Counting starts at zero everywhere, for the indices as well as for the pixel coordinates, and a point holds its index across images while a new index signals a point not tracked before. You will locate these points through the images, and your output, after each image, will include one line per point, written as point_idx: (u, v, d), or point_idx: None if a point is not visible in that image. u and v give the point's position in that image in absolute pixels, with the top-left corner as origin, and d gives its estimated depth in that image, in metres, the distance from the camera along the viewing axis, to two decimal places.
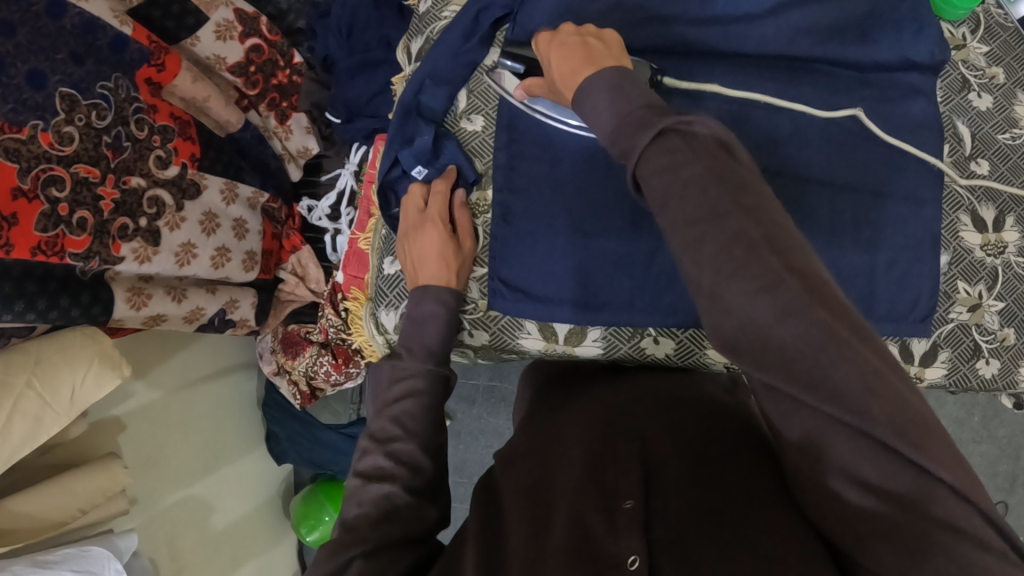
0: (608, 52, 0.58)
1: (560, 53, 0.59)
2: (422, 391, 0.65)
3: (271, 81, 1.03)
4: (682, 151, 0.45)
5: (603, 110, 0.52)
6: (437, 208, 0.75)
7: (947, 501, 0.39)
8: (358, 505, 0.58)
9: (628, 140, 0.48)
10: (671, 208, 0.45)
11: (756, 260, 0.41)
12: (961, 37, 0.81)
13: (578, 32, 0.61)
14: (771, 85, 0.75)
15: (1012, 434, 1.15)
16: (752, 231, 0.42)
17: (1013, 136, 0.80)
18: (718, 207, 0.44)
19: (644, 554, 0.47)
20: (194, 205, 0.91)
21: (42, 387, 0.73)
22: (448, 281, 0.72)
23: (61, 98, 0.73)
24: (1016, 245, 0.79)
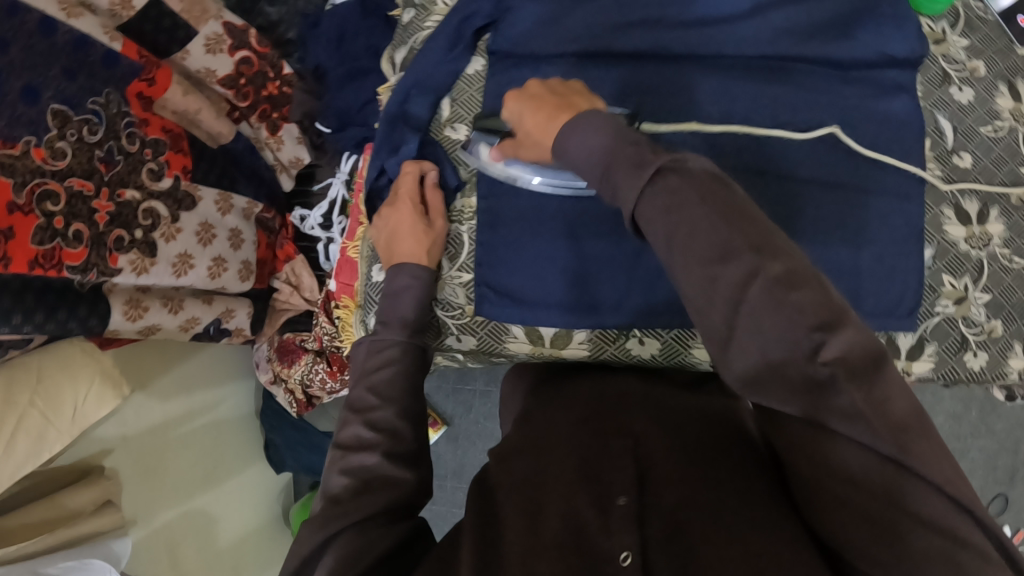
0: (581, 100, 0.59)
1: (531, 105, 0.60)
2: (398, 360, 0.67)
3: (262, 93, 1.03)
4: (685, 191, 0.46)
5: (596, 151, 0.52)
6: (406, 189, 0.76)
7: (931, 502, 0.40)
8: (341, 474, 0.59)
9: (621, 181, 0.49)
10: (679, 247, 0.46)
11: (774, 296, 0.42)
12: (940, 32, 0.82)
13: (544, 86, 0.61)
14: (751, 85, 0.76)
15: (1010, 428, 1.15)
16: (768, 268, 0.43)
17: (994, 129, 0.81)
18: (732, 245, 0.44)
19: (636, 550, 0.48)
20: (190, 216, 0.92)
21: (45, 405, 0.75)
22: (418, 258, 0.73)
23: (53, 114, 0.75)
24: (1001, 237, 0.79)
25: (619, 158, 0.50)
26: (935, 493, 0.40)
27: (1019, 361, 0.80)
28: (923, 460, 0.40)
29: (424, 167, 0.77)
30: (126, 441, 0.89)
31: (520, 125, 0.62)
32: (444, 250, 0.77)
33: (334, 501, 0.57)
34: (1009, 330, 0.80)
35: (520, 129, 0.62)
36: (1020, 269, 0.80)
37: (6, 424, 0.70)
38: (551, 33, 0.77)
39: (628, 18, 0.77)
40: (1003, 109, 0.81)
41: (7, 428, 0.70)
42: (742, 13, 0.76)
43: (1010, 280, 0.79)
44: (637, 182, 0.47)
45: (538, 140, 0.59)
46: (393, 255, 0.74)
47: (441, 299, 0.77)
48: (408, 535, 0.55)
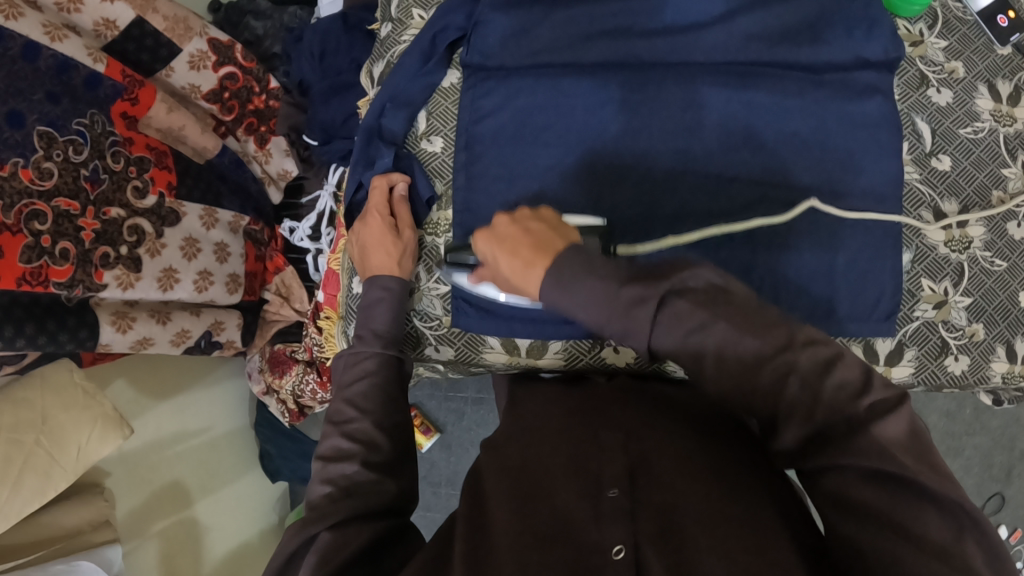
0: (560, 238, 0.57)
1: (502, 248, 0.59)
2: (374, 372, 0.66)
3: (247, 107, 1.07)
4: (698, 313, 0.50)
5: (590, 292, 0.53)
6: (376, 204, 0.77)
7: (934, 524, 0.42)
8: (321, 485, 0.59)
9: (629, 319, 0.52)
10: (711, 364, 0.50)
11: (811, 386, 0.46)
12: (918, 33, 0.81)
13: (516, 227, 0.59)
14: (723, 91, 0.76)
15: (1006, 426, 1.14)
16: (800, 363, 0.47)
17: (974, 130, 0.80)
18: (763, 353, 0.48)
19: (629, 544, 0.49)
20: (174, 232, 0.94)
21: (50, 446, 0.76)
22: (392, 271, 0.73)
23: (39, 135, 0.76)
24: (982, 240, 0.79)
25: (613, 302, 0.52)
26: (942, 519, 0.42)
27: (1002, 364, 0.79)
28: (931, 477, 0.42)
29: (393, 179, 0.78)
30: (121, 454, 0.91)
31: (495, 267, 0.61)
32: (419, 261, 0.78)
33: (310, 510, 0.58)
34: (992, 333, 0.79)
35: (495, 269, 0.61)
36: (1003, 272, 0.79)
37: (11, 467, 0.72)
38: (522, 47, 0.77)
39: (598, 28, 0.77)
40: (984, 109, 0.81)
41: (12, 469, 0.72)
42: (711, 20, 0.77)
43: (992, 283, 0.79)
44: (646, 319, 0.52)
45: (515, 285, 0.59)
46: (367, 265, 0.75)
47: (419, 310, 0.79)
48: (387, 532, 0.56)
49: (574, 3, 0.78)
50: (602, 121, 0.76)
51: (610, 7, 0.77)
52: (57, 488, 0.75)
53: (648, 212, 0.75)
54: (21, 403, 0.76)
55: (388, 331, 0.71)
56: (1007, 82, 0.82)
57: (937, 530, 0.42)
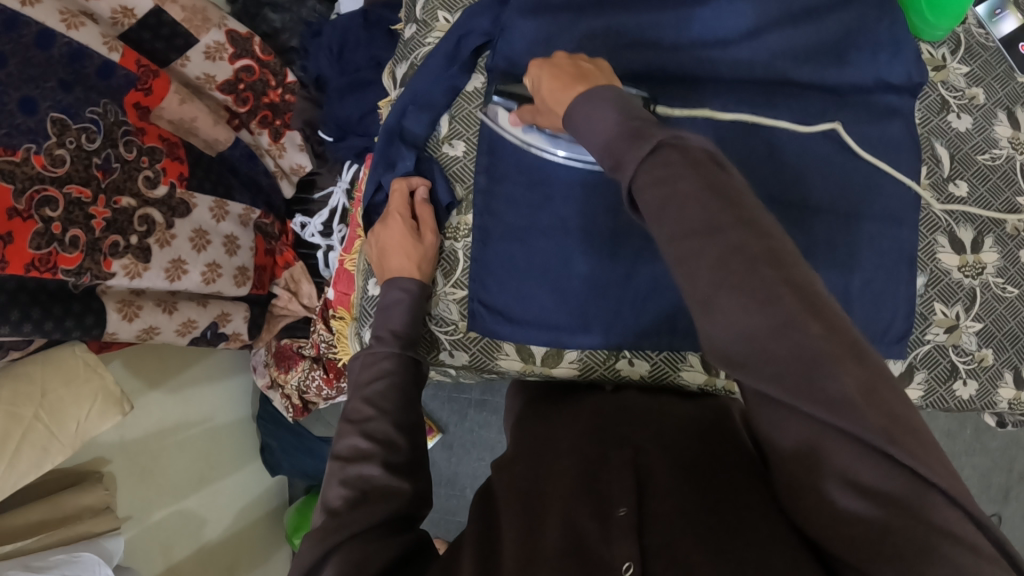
0: (598, 72, 0.58)
1: (549, 73, 0.59)
2: (392, 373, 0.67)
3: (262, 100, 1.06)
4: (677, 165, 0.45)
5: (599, 124, 0.51)
6: (395, 205, 0.77)
7: (935, 505, 0.38)
8: (340, 482, 0.59)
9: (621, 154, 0.48)
10: (670, 218, 0.44)
11: (757, 270, 0.41)
12: (940, 58, 0.81)
13: (569, 60, 0.60)
14: (749, 108, 0.76)
15: (1005, 447, 1.15)
16: (753, 243, 0.42)
17: (992, 157, 0.81)
18: (715, 221, 0.43)
19: (637, 560, 0.48)
20: (183, 223, 0.93)
21: (49, 420, 0.75)
22: (412, 271, 0.74)
23: (52, 123, 0.76)
24: (994, 266, 0.79)
25: (620, 134, 0.49)
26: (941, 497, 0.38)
27: (1009, 390, 0.80)
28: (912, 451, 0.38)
29: (413, 183, 0.79)
30: (122, 441, 0.91)
31: (539, 93, 0.61)
32: (438, 265, 0.79)
33: (330, 512, 0.58)
34: (1000, 358, 0.80)
35: (539, 96, 0.61)
36: (1014, 299, 0.80)
37: (9, 440, 0.71)
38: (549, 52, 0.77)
39: (627, 38, 0.76)
40: (1002, 136, 0.81)
41: (10, 443, 0.72)
42: (739, 36, 0.76)
43: (1003, 309, 0.79)
44: (635, 154, 0.47)
45: (552, 107, 0.58)
46: (385, 267, 0.75)
47: (435, 315, 0.79)
48: (413, 544, 0.56)
49: (603, 13, 0.77)
50: None
51: (638, 18, 0.76)
52: (55, 461, 0.74)
53: None
54: (24, 373, 0.77)
55: (405, 331, 0.71)
56: None
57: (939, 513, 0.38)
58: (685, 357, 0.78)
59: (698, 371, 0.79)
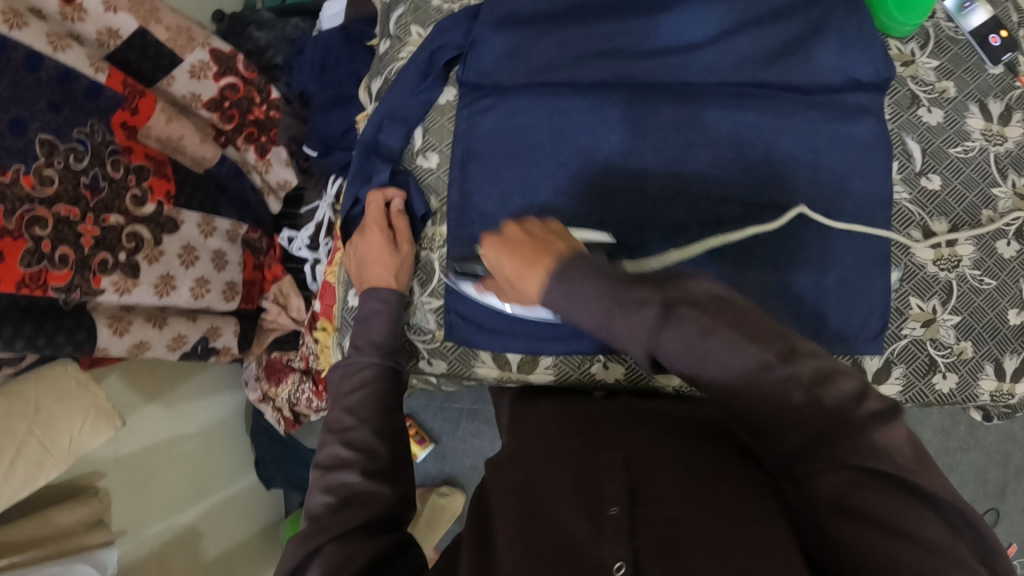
0: (559, 240, 0.57)
1: (508, 256, 0.58)
2: (372, 380, 0.67)
3: (248, 117, 1.07)
4: (700, 322, 0.48)
5: (577, 301, 0.53)
6: (373, 217, 0.78)
7: (931, 526, 0.44)
8: (324, 491, 0.60)
9: (628, 325, 0.51)
10: (712, 370, 0.48)
11: (813, 393, 0.46)
12: (909, 53, 0.82)
13: (522, 231, 0.59)
14: (718, 111, 0.77)
15: (1000, 442, 1.15)
16: (802, 370, 0.47)
17: (964, 150, 0.80)
18: (762, 363, 0.47)
19: (630, 559, 0.49)
20: (171, 239, 0.95)
21: (43, 435, 0.76)
22: (389, 283, 0.74)
23: (41, 143, 0.78)
24: (971, 258, 0.79)
25: (615, 303, 0.51)
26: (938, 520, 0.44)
27: (991, 382, 0.80)
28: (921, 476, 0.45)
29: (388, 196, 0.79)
30: (117, 457, 0.93)
31: (500, 273, 0.60)
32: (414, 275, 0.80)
33: (313, 518, 0.59)
34: (980, 351, 0.79)
35: (500, 274, 0.60)
36: (992, 290, 0.79)
37: (5, 454, 0.72)
38: (520, 63, 0.79)
39: (598, 47, 0.78)
40: (974, 129, 0.81)
41: (6, 457, 0.72)
42: (705, 40, 0.78)
43: (982, 301, 0.79)
44: (647, 323, 0.50)
45: (519, 292, 0.58)
46: (364, 279, 0.76)
47: (413, 324, 0.80)
48: (395, 544, 0.57)
49: (569, 23, 0.79)
50: (596, 135, 0.77)
51: (606, 28, 0.78)
52: (49, 475, 0.75)
53: (642, 227, 0.76)
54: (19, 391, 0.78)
55: (386, 340, 0.71)
56: (998, 101, 0.82)
57: (938, 535, 0.44)
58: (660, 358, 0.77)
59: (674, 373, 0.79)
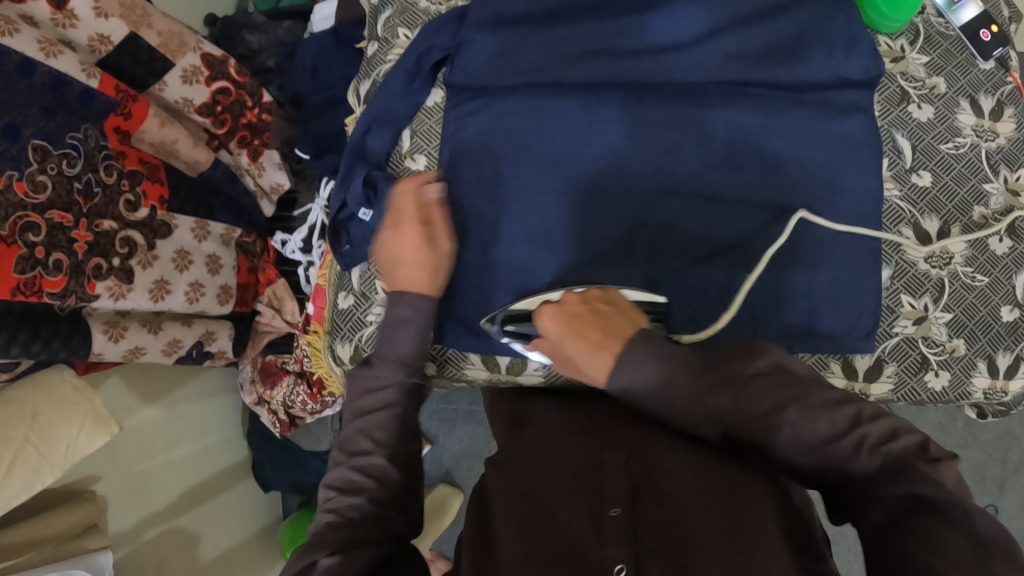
0: (621, 325, 0.62)
1: (571, 330, 0.63)
2: (394, 402, 0.64)
3: (240, 121, 1.06)
4: (768, 397, 0.52)
5: (642, 381, 0.57)
6: (409, 209, 0.73)
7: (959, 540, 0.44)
8: (325, 512, 0.60)
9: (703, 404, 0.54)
10: (790, 442, 0.52)
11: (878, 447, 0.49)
12: (899, 49, 0.81)
13: (580, 306, 0.65)
14: (706, 110, 0.76)
15: (998, 438, 1.14)
16: (870, 429, 0.50)
17: (955, 145, 0.80)
18: (833, 429, 0.51)
19: (630, 563, 0.50)
20: (165, 244, 0.95)
21: (39, 441, 0.76)
22: (423, 285, 0.69)
23: (33, 149, 0.77)
24: (962, 255, 0.79)
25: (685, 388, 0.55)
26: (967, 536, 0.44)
27: (983, 379, 0.79)
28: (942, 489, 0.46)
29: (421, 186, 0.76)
30: (114, 461, 0.93)
31: (561, 347, 0.64)
32: None
33: (315, 530, 0.60)
34: (973, 348, 0.79)
35: (560, 349, 0.65)
36: (984, 287, 0.79)
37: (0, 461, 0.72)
38: (508, 64, 0.79)
39: (584, 47, 0.78)
40: (965, 125, 0.81)
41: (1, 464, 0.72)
42: (692, 39, 0.78)
43: (974, 298, 0.79)
44: (722, 405, 0.54)
45: (583, 370, 0.62)
46: (392, 278, 0.70)
47: None
48: (393, 552, 0.58)
49: (556, 24, 0.79)
50: (583, 136, 0.77)
51: (592, 28, 0.78)
52: (46, 481, 0.75)
53: (632, 228, 0.76)
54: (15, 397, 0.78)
55: (413, 356, 0.66)
56: (989, 96, 0.82)
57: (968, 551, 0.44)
58: None
59: None
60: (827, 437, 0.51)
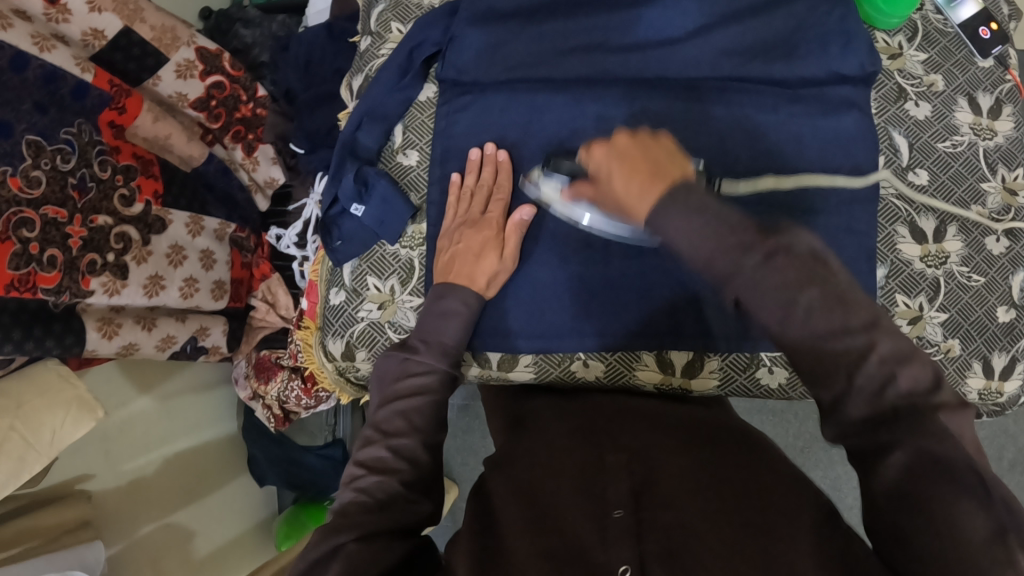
0: (673, 162, 0.54)
1: (620, 163, 0.55)
2: (433, 390, 0.66)
3: (234, 115, 1.06)
4: (792, 273, 0.45)
5: (694, 225, 0.49)
6: (497, 214, 0.76)
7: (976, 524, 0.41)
8: (352, 489, 0.61)
9: (731, 263, 0.47)
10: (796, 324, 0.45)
11: (883, 377, 0.44)
12: (896, 46, 0.81)
13: (632, 141, 0.56)
14: (695, 106, 0.76)
15: (993, 436, 1.18)
16: (879, 349, 0.44)
17: (953, 144, 0.79)
18: (848, 326, 0.44)
19: (634, 564, 0.51)
20: (159, 239, 0.94)
21: (24, 428, 0.72)
22: (475, 287, 0.72)
23: (28, 144, 0.76)
24: (959, 254, 0.78)
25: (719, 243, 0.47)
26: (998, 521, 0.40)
27: (979, 380, 0.79)
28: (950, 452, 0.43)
29: (501, 176, 0.77)
30: (107, 460, 0.93)
31: (607, 182, 0.57)
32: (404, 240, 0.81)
33: (341, 514, 0.59)
34: (968, 349, 0.78)
35: (606, 184, 0.57)
36: (980, 287, 0.78)
37: None
38: (497, 60, 0.79)
39: (575, 43, 0.78)
40: (963, 123, 0.80)
41: None
42: (685, 35, 0.77)
43: (970, 298, 0.78)
44: (744, 264, 0.46)
45: (626, 204, 0.54)
46: (449, 271, 0.73)
47: (392, 322, 0.80)
48: (406, 553, 0.57)
49: (547, 20, 0.79)
50: (574, 132, 0.77)
51: (582, 23, 0.78)
52: (33, 471, 0.72)
53: None
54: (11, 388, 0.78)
55: (455, 346, 0.69)
56: (987, 95, 0.81)
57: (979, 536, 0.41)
58: (639, 356, 0.79)
59: (654, 370, 0.79)
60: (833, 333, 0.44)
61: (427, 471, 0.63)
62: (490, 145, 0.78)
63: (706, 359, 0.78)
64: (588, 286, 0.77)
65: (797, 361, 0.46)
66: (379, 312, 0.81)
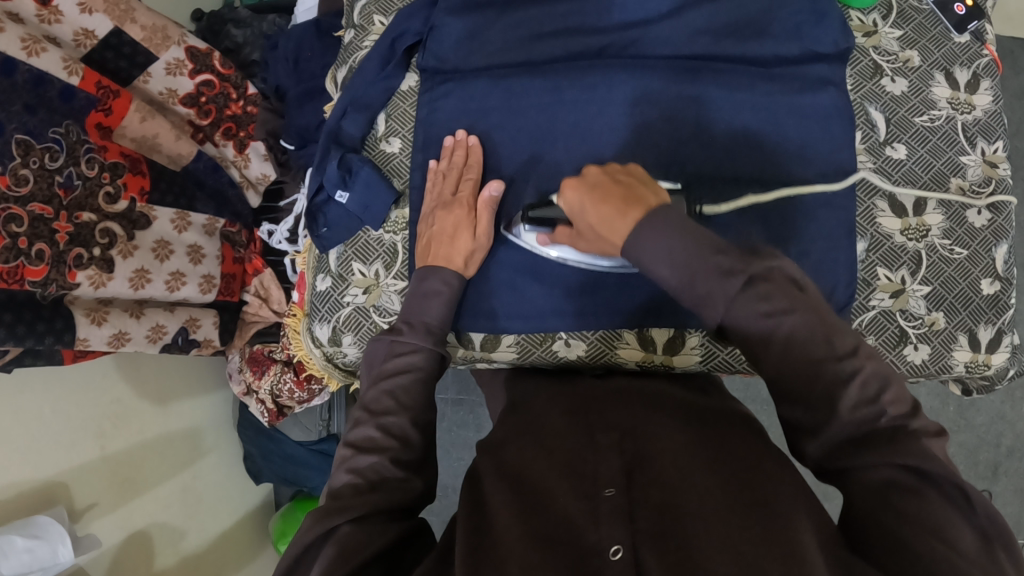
0: (644, 189, 0.56)
1: (592, 198, 0.57)
2: (421, 368, 0.66)
3: (224, 113, 1.09)
4: (778, 298, 0.50)
5: (676, 257, 0.52)
6: (467, 193, 0.77)
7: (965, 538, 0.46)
8: (346, 472, 0.61)
9: (714, 291, 0.51)
10: (779, 350, 0.51)
11: (871, 391, 0.50)
12: (871, 24, 0.81)
13: (603, 172, 0.59)
14: (672, 84, 0.76)
15: (991, 422, 1.18)
16: (867, 370, 0.51)
17: (930, 118, 0.80)
18: (832, 351, 0.51)
19: (627, 545, 0.50)
20: (145, 235, 0.95)
21: None
22: (455, 266, 0.73)
23: (17, 143, 0.77)
24: (940, 228, 0.78)
25: (703, 266, 0.51)
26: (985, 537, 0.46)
27: (964, 353, 0.78)
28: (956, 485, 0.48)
29: (472, 159, 0.78)
30: (103, 453, 0.95)
31: (582, 215, 0.59)
32: (387, 220, 0.83)
33: (334, 497, 0.59)
34: (952, 322, 0.78)
35: (581, 220, 0.59)
36: (963, 260, 0.78)
37: None
38: (476, 47, 0.80)
39: (550, 27, 0.80)
40: (940, 98, 0.81)
41: None
42: (659, 15, 0.78)
43: (953, 271, 0.78)
44: (728, 290, 0.51)
45: (600, 232, 0.57)
46: (428, 254, 0.74)
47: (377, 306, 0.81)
48: (406, 533, 0.58)
49: (524, 6, 0.80)
50: (549, 116, 0.78)
51: (558, 8, 0.79)
52: None
53: None
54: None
55: (439, 327, 0.70)
56: (964, 70, 0.81)
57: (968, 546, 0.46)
58: (621, 334, 0.80)
59: (636, 348, 0.80)
60: (822, 354, 0.50)
61: (419, 449, 0.64)
62: (461, 130, 0.79)
63: (687, 336, 0.79)
64: (569, 271, 0.78)
65: (787, 380, 0.51)
66: (363, 297, 0.82)
